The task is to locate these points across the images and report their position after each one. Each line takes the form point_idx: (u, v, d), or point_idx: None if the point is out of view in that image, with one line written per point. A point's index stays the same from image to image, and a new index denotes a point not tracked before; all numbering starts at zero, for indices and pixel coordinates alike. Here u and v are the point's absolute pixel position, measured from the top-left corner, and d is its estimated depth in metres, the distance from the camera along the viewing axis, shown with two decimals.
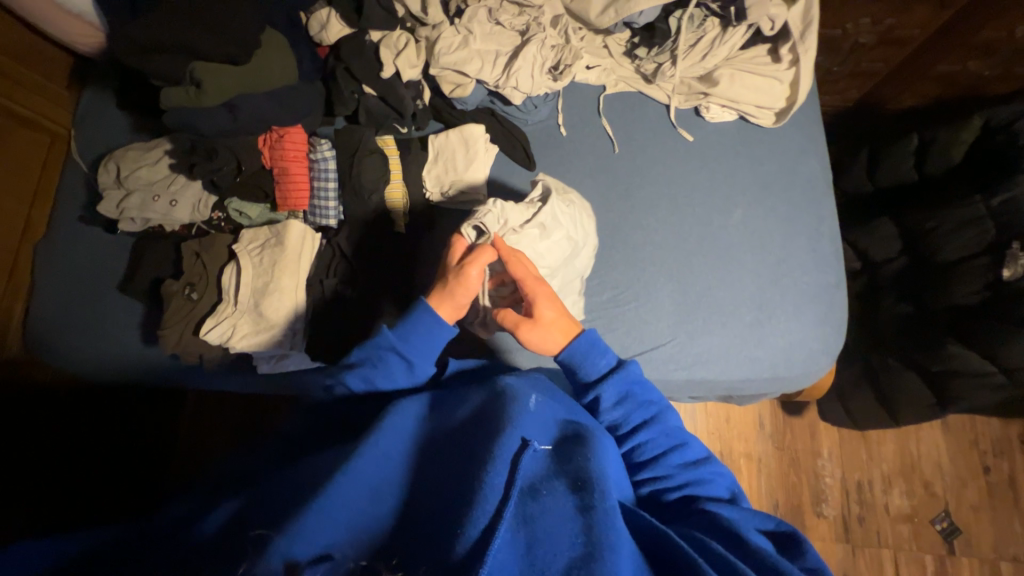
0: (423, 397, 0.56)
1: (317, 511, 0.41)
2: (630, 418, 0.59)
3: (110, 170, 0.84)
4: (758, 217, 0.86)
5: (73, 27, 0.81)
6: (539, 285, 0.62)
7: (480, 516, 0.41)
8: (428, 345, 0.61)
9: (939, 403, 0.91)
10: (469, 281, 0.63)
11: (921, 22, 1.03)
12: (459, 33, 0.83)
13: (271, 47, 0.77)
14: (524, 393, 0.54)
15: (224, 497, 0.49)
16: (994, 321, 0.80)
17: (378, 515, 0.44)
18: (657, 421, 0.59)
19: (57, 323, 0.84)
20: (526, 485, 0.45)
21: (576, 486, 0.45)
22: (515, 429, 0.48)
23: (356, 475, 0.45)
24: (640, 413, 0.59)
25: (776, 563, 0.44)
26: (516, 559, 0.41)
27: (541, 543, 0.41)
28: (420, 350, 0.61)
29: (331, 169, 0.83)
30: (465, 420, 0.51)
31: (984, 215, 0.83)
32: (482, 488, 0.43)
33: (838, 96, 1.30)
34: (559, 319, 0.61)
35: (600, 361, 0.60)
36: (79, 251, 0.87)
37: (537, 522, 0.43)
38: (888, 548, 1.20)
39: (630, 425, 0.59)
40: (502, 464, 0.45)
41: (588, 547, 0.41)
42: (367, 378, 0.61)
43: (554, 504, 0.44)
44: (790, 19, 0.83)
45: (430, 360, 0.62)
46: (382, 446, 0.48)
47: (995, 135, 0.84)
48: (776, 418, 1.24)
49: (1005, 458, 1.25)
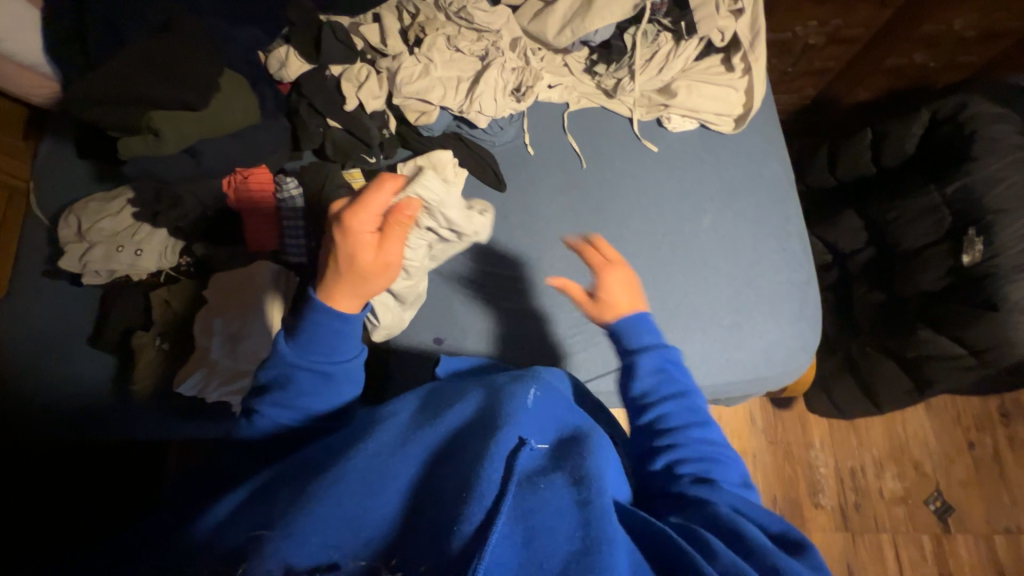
0: (413, 400, 0.56)
1: (316, 509, 0.40)
2: (663, 388, 0.57)
3: (71, 223, 0.82)
4: (726, 221, 0.88)
5: (26, 80, 0.79)
6: (607, 269, 0.62)
7: (476, 512, 0.39)
8: (339, 342, 0.54)
9: (917, 387, 0.93)
10: (382, 274, 0.52)
11: (865, 22, 1.08)
12: (419, 62, 0.83)
13: (231, 89, 0.76)
14: (521, 392, 0.52)
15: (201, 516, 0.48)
16: (958, 304, 0.83)
17: (379, 513, 0.41)
18: (684, 396, 0.57)
19: (25, 381, 0.81)
20: (525, 478, 0.44)
21: (575, 480, 0.45)
22: (513, 428, 0.47)
23: (347, 475, 0.44)
24: (672, 384, 0.57)
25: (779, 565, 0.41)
26: (515, 552, 0.38)
27: (542, 536, 0.40)
28: (329, 352, 0.54)
29: (298, 207, 0.81)
30: (463, 422, 0.50)
31: (940, 203, 0.86)
32: (479, 483, 0.41)
33: (796, 95, 1.33)
34: (627, 301, 0.61)
35: (646, 333, 0.59)
36: (44, 306, 0.85)
37: (536, 515, 0.41)
38: (886, 532, 1.21)
39: (660, 394, 0.57)
40: (499, 460, 0.43)
41: (587, 542, 0.40)
42: (289, 407, 0.55)
43: (553, 498, 0.43)
44: (739, 30, 0.86)
45: (353, 346, 0.56)
46: (373, 448, 0.47)
47: (942, 126, 0.87)
48: (766, 412, 1.26)
49: (988, 433, 1.28)
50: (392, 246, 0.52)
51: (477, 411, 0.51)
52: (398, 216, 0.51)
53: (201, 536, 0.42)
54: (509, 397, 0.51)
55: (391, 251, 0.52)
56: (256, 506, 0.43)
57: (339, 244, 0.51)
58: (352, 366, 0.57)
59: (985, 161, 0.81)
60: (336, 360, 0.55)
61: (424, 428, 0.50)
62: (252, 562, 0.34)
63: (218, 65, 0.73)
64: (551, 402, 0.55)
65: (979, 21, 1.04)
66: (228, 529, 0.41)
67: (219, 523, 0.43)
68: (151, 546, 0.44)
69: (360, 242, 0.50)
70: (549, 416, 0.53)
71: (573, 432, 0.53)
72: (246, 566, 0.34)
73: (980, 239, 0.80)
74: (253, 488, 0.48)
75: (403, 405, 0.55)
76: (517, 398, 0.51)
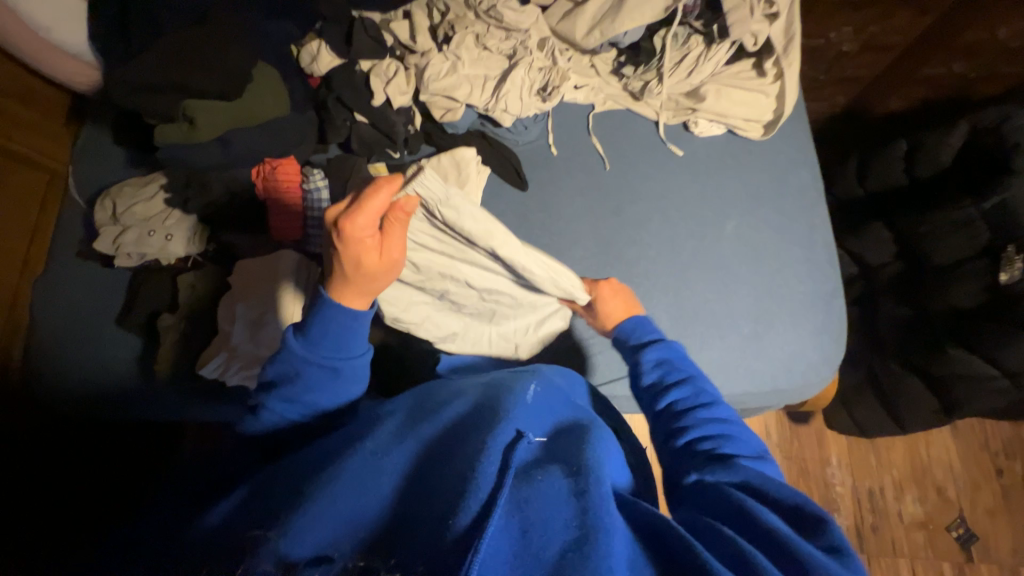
0: (410, 392, 0.58)
1: (312, 507, 0.40)
2: (666, 375, 0.60)
3: (106, 207, 0.84)
4: (750, 228, 0.86)
5: (70, 67, 0.82)
6: (600, 287, 0.76)
7: (469, 503, 0.39)
8: (348, 340, 0.54)
9: (944, 408, 0.90)
10: (386, 272, 0.52)
11: (904, 30, 1.05)
12: (448, 59, 0.84)
13: (266, 82, 0.78)
14: (521, 386, 0.54)
15: (221, 498, 0.49)
16: (992, 324, 0.79)
17: (371, 507, 0.42)
18: (692, 380, 0.59)
19: (56, 357, 0.84)
20: (521, 471, 0.44)
21: (570, 472, 0.44)
22: (510, 420, 0.48)
23: (345, 472, 0.44)
24: (677, 371, 0.60)
25: (806, 549, 0.38)
26: (508, 544, 0.39)
27: (536, 527, 0.40)
28: (339, 349, 0.54)
29: (323, 198, 0.82)
30: (462, 414, 0.51)
31: (976, 218, 0.83)
32: (474, 477, 0.41)
33: (826, 103, 1.30)
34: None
35: (647, 334, 0.66)
36: (76, 286, 0.88)
37: (530, 505, 0.41)
38: (904, 556, 1.17)
39: (663, 382, 0.60)
40: (494, 453, 0.44)
41: (583, 530, 0.39)
42: (294, 399, 0.55)
43: (548, 489, 0.42)
44: (773, 34, 0.84)
45: (359, 345, 0.55)
46: (370, 445, 0.47)
47: (983, 138, 0.84)
48: (782, 426, 1.23)
49: (1018, 459, 1.23)
50: (393, 243, 0.52)
51: (475, 406, 0.51)
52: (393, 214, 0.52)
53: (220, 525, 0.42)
54: (508, 394, 0.52)
55: (389, 250, 0.52)
56: (274, 497, 0.44)
57: (340, 246, 0.50)
58: (361, 361, 0.57)
59: None
60: (345, 356, 0.54)
61: (423, 419, 0.51)
62: (252, 559, 0.35)
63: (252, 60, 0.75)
64: (548, 398, 0.56)
65: None
66: (246, 519, 0.42)
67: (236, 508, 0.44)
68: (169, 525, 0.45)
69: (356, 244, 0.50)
70: (545, 410, 0.54)
71: (571, 424, 0.53)
72: (244, 563, 0.35)
73: (1019, 257, 0.77)
74: (269, 480, 0.48)
75: (399, 402, 0.55)
76: (518, 394, 0.53)
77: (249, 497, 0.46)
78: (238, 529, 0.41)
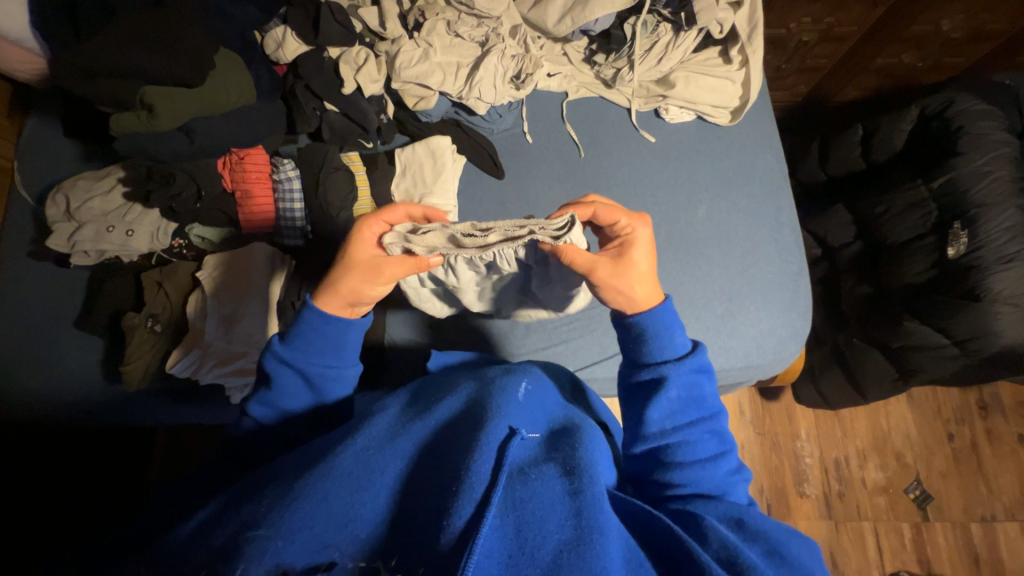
0: (408, 393, 0.57)
1: (303, 506, 0.40)
2: (684, 413, 0.53)
3: (59, 202, 0.80)
4: (722, 213, 0.89)
5: (11, 54, 0.76)
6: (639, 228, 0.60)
7: (464, 506, 0.40)
8: (345, 349, 0.58)
9: (901, 377, 0.96)
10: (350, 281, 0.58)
11: (858, 20, 1.09)
12: (419, 46, 0.82)
13: (227, 66, 0.74)
14: (513, 385, 0.55)
15: (207, 502, 0.47)
16: (941, 296, 0.85)
17: (364, 512, 0.41)
18: (714, 422, 0.54)
19: (11, 365, 0.80)
20: (515, 469, 0.46)
21: (565, 471, 0.46)
22: (503, 418, 0.49)
23: (334, 472, 0.43)
24: (701, 405, 0.54)
25: (780, 550, 0.45)
26: (504, 543, 0.40)
27: (533, 526, 0.41)
28: (331, 359, 0.57)
29: (296, 189, 0.82)
30: (459, 410, 0.52)
31: (926, 198, 0.88)
32: (468, 477, 0.42)
33: (787, 92, 1.36)
34: (650, 274, 0.58)
35: (675, 341, 0.55)
36: (29, 288, 0.83)
37: (527, 505, 0.43)
38: (867, 520, 1.25)
39: (679, 420, 0.53)
40: (489, 452, 0.45)
41: (578, 530, 0.41)
42: (269, 403, 0.58)
43: (543, 488, 0.44)
44: (738, 21, 0.87)
45: (353, 357, 0.59)
46: (361, 443, 0.47)
47: (931, 122, 0.90)
48: (755, 404, 1.30)
49: (967, 424, 1.32)
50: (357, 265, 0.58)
51: (467, 404, 0.52)
52: (420, 260, 0.58)
53: (191, 532, 0.41)
54: (500, 389, 0.53)
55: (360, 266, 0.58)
56: (251, 497, 0.43)
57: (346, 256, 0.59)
58: (355, 373, 0.60)
59: (971, 157, 0.83)
60: (337, 364, 0.58)
61: (417, 421, 0.50)
62: (249, 561, 0.36)
63: (210, 43, 0.71)
64: (540, 396, 0.57)
65: (966, 22, 1.06)
66: (224, 520, 0.41)
67: (219, 510, 0.43)
68: (151, 540, 0.43)
69: (366, 240, 0.60)
70: (538, 408, 0.55)
71: (562, 424, 0.55)
72: (244, 564, 0.35)
73: (964, 232, 0.82)
74: (248, 480, 0.47)
75: (395, 398, 0.56)
76: (511, 392, 0.53)
77: (224, 498, 0.45)
78: (216, 532, 0.40)
